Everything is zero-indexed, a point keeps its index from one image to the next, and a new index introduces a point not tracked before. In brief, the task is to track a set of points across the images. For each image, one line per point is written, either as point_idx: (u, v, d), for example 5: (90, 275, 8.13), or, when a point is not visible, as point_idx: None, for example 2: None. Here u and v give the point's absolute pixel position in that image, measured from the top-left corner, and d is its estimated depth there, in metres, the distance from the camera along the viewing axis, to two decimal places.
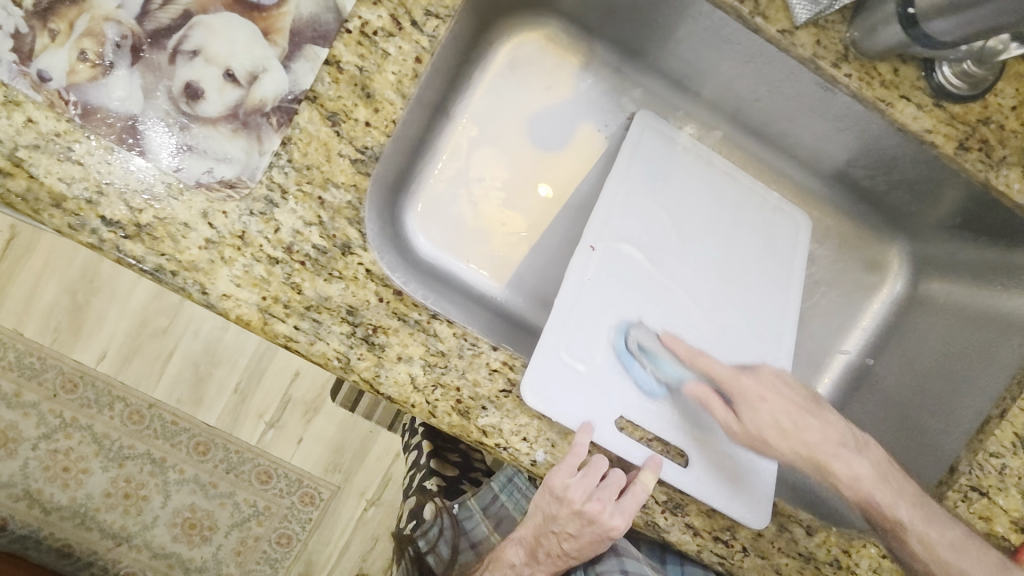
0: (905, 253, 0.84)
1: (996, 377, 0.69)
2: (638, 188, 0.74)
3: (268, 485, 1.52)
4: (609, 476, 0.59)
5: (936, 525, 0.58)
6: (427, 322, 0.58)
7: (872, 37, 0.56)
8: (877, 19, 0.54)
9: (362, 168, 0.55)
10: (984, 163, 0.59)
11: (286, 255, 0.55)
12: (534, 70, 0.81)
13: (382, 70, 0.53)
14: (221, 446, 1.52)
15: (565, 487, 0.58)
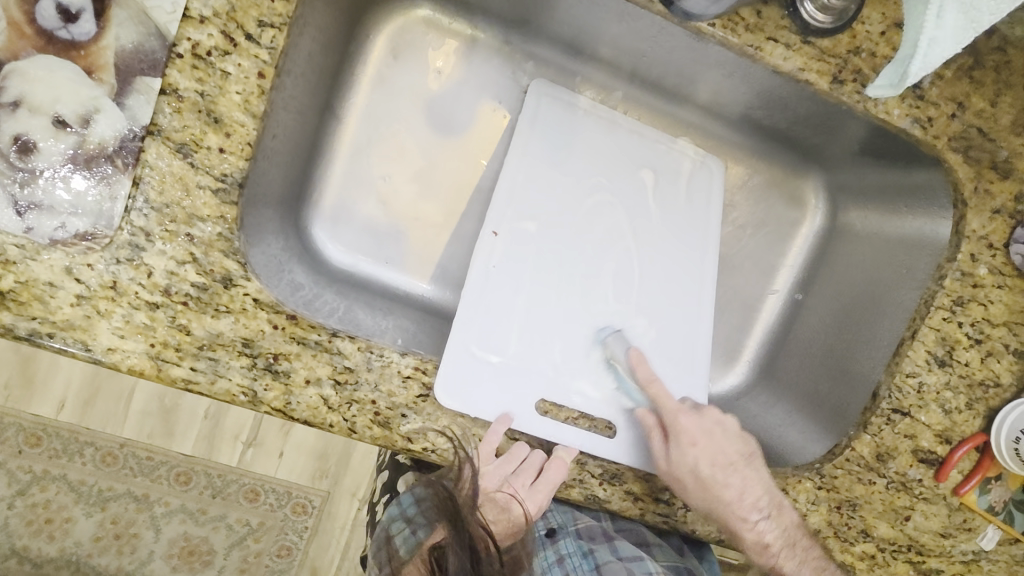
0: (820, 186, 0.83)
1: (912, 298, 0.69)
2: (537, 163, 0.71)
3: (256, 503, 1.51)
4: (530, 459, 0.60)
5: None
6: (329, 342, 0.57)
7: None
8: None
9: (225, 197, 0.52)
10: (861, 93, 0.58)
11: (165, 297, 0.53)
12: (419, 53, 0.76)
13: (225, 91, 0.50)
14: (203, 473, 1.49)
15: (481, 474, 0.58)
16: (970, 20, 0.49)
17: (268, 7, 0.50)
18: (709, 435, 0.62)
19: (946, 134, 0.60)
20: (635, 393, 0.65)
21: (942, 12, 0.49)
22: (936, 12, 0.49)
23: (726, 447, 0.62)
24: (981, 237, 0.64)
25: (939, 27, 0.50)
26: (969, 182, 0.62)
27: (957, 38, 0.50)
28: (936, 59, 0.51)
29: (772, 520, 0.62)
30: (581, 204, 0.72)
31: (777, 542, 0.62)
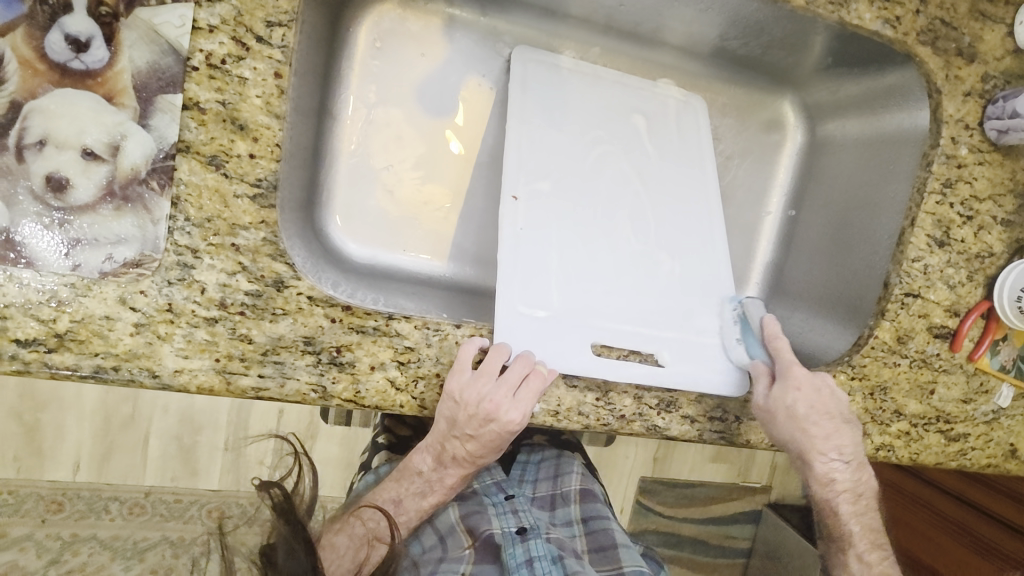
0: (796, 105, 0.88)
1: (900, 189, 0.74)
2: (537, 126, 0.74)
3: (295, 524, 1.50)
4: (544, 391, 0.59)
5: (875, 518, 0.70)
6: (386, 325, 0.58)
7: None
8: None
9: (263, 202, 0.53)
10: (834, 3, 0.63)
11: (221, 311, 0.54)
12: (401, 39, 0.77)
13: (246, 96, 0.51)
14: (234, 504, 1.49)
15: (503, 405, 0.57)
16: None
17: (272, 7, 0.51)
18: (818, 391, 0.63)
19: (914, 30, 0.65)
20: (756, 346, 0.67)
21: None
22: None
23: (822, 389, 0.64)
24: (958, 120, 0.69)
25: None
26: (940, 71, 0.67)
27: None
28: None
29: (850, 467, 0.66)
30: (586, 157, 0.74)
31: (845, 483, 0.67)
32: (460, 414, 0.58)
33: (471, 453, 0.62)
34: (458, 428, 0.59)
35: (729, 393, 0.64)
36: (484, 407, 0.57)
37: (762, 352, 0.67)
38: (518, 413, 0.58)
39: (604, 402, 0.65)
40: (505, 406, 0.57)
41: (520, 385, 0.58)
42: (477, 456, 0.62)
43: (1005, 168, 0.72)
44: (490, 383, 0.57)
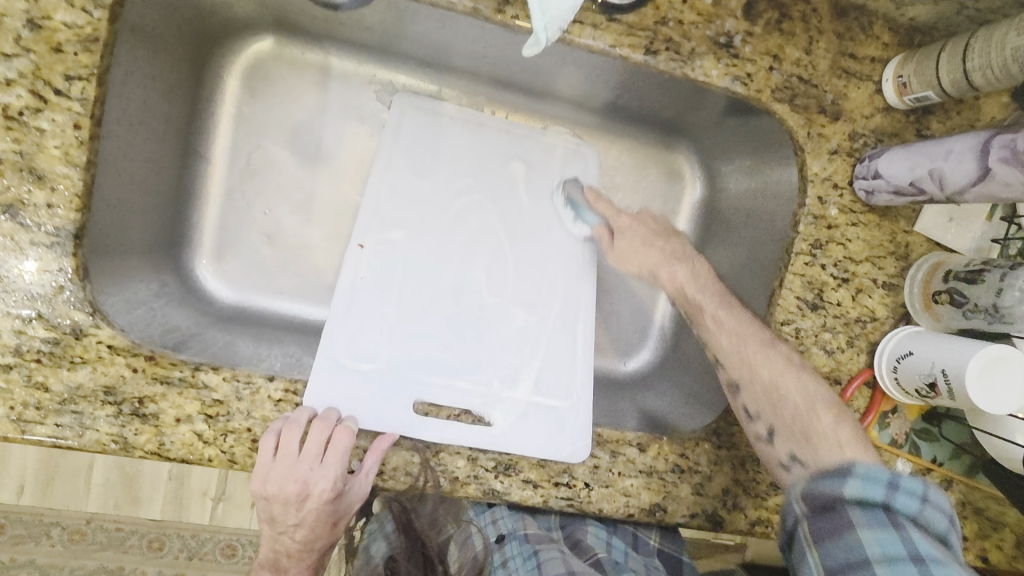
0: (693, 157, 0.85)
1: (775, 246, 0.70)
2: (400, 173, 0.73)
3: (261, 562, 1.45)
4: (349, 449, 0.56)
5: (804, 379, 0.58)
6: (193, 377, 0.57)
7: None
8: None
9: (62, 251, 0.53)
10: (676, 60, 0.61)
11: (18, 357, 0.53)
12: (274, 87, 0.77)
13: (43, 147, 0.51)
14: (176, 536, 1.44)
15: (309, 478, 0.54)
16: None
17: (72, 61, 0.51)
18: (633, 248, 0.68)
19: (768, 86, 0.63)
20: (588, 214, 0.74)
21: None
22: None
23: (646, 226, 0.70)
24: (825, 179, 0.65)
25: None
26: (801, 128, 0.64)
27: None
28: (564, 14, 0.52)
29: (724, 314, 0.63)
30: (449, 206, 0.73)
31: (728, 333, 0.61)
32: (273, 507, 0.55)
33: (306, 541, 0.57)
34: (283, 520, 0.55)
35: (601, 242, 0.71)
36: (291, 489, 0.53)
37: (594, 219, 0.74)
38: (330, 482, 0.54)
39: (432, 463, 0.60)
40: (314, 480, 0.54)
41: (320, 450, 0.55)
42: (314, 542, 0.58)
43: (883, 230, 0.68)
44: (290, 462, 0.53)
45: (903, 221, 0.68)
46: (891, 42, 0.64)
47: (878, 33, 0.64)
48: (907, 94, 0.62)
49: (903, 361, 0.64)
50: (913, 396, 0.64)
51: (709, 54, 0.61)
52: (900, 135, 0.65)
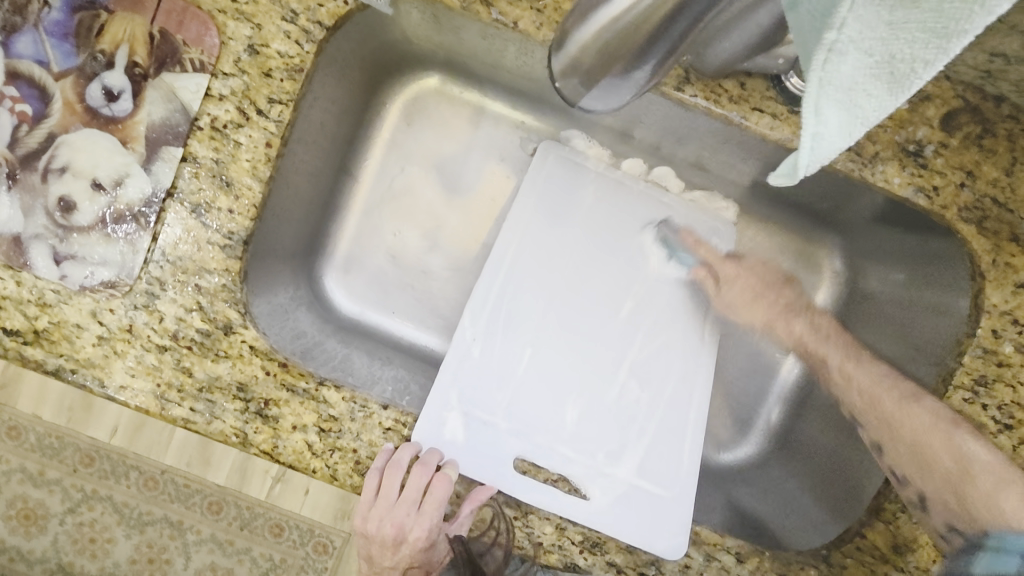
0: (838, 252, 0.79)
1: (930, 372, 0.64)
2: (536, 221, 0.73)
3: (325, 557, 1.39)
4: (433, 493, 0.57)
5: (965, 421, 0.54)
6: (316, 390, 0.59)
7: (588, 99, 0.44)
8: (586, 74, 0.42)
9: (231, 252, 0.57)
10: (856, 161, 0.58)
11: (173, 341, 0.58)
12: (430, 119, 0.80)
13: (236, 159, 0.56)
14: (234, 504, 1.39)
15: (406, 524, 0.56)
16: (855, 118, 0.27)
17: (277, 86, 0.56)
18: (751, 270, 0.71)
19: (955, 204, 0.58)
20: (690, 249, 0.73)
21: (818, 107, 0.27)
22: (813, 96, 0.27)
23: (759, 275, 0.71)
24: (1004, 312, 0.59)
25: (822, 117, 0.28)
26: (986, 254, 0.58)
27: (845, 135, 0.28)
28: (831, 155, 0.28)
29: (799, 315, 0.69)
30: (596, 255, 0.73)
31: (807, 335, 0.68)
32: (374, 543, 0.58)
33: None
34: (379, 560, 0.59)
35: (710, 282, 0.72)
36: (388, 530, 0.57)
37: (691, 259, 0.74)
38: (423, 532, 0.56)
39: (522, 524, 0.59)
40: (409, 525, 0.56)
41: (420, 499, 0.57)
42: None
43: None
44: (390, 507, 0.56)
45: None
46: None
47: None
48: None
49: None
50: None
51: (894, 160, 0.57)
52: None
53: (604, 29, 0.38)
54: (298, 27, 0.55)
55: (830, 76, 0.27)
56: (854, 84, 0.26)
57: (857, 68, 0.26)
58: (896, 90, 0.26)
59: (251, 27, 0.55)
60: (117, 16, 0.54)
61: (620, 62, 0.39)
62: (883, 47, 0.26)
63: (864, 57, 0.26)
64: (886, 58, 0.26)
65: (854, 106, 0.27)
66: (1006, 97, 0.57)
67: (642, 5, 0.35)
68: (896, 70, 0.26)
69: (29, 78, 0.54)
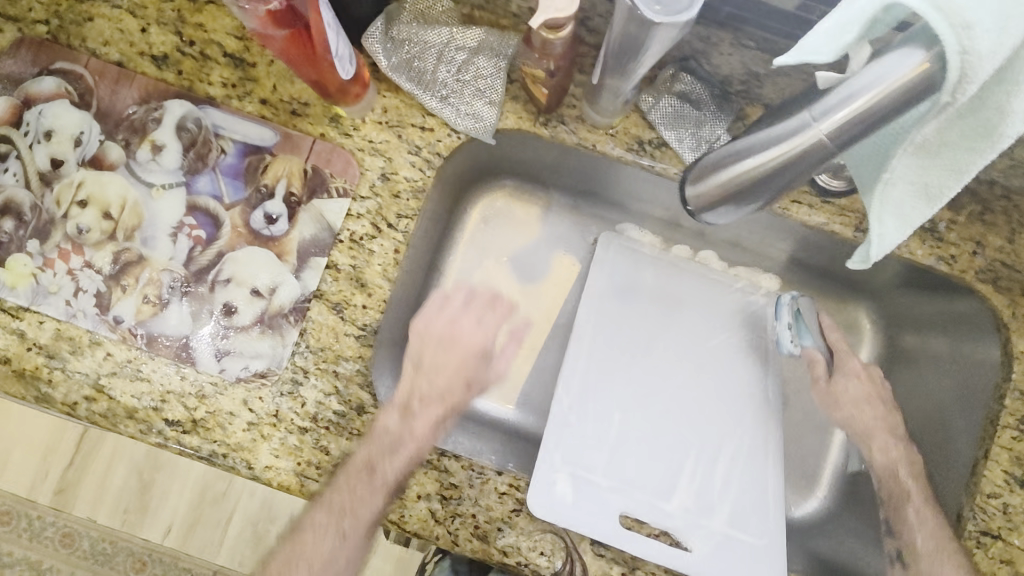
0: (874, 314, 0.88)
1: (977, 418, 0.71)
2: (607, 303, 0.83)
3: None
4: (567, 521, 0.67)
5: None
6: (438, 460, 0.67)
7: (704, 215, 0.54)
8: (710, 203, 0.52)
9: (365, 341, 0.67)
10: None
11: (312, 423, 0.66)
12: (502, 220, 0.93)
13: (370, 264, 0.68)
14: None
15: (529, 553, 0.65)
16: (906, 223, 0.46)
17: (404, 204, 0.68)
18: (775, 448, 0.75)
19: (971, 268, 0.69)
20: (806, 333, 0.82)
21: (879, 216, 0.46)
22: (876, 211, 0.46)
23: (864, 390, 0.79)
24: None
25: (882, 224, 0.46)
26: (1005, 308, 0.68)
27: (899, 233, 0.46)
28: (893, 245, 0.47)
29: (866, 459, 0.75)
30: (663, 328, 0.84)
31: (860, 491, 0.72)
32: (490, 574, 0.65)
33: None
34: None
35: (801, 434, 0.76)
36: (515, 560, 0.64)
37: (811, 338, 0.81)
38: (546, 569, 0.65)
39: None
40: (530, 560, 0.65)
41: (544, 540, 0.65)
42: None
43: None
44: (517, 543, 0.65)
45: None
46: None
47: None
48: None
49: None
50: None
51: (915, 236, 0.69)
52: None
53: (732, 178, 0.48)
54: (422, 157, 0.69)
55: (885, 198, 0.45)
56: (903, 203, 0.45)
57: (905, 194, 0.44)
58: (932, 203, 0.44)
59: (384, 160, 0.69)
60: (279, 157, 0.68)
61: (742, 195, 0.49)
62: (920, 180, 0.43)
63: (909, 187, 0.44)
64: (925, 187, 0.44)
65: (905, 215, 0.46)
66: (998, 181, 0.69)
67: (762, 168, 0.45)
68: (930, 193, 0.44)
69: (206, 209, 0.67)
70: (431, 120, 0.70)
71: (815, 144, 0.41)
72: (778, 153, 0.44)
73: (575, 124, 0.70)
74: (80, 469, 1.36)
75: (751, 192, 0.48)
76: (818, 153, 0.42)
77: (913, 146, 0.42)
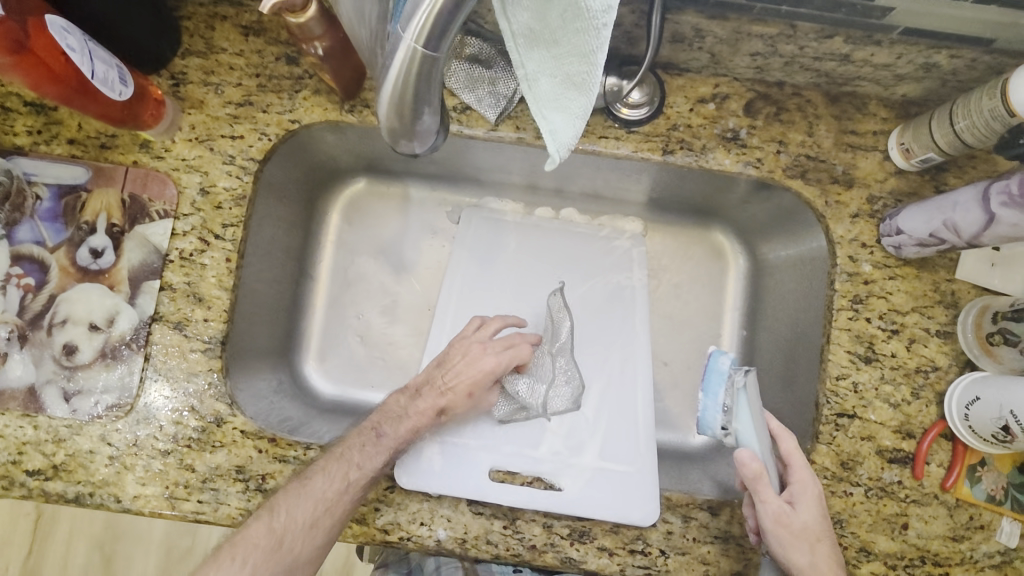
0: (732, 235, 0.92)
1: (821, 303, 0.74)
2: (471, 275, 0.88)
3: None
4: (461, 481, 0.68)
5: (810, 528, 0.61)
6: (305, 455, 0.67)
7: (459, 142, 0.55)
8: (399, 132, 0.50)
9: (213, 353, 0.68)
10: (690, 155, 0.72)
11: (174, 444, 0.66)
12: (370, 217, 0.95)
13: (204, 277, 0.69)
14: None
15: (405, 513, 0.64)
16: (572, 115, 0.39)
17: (227, 213, 0.70)
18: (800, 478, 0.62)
19: (779, 166, 0.71)
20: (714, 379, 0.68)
21: (543, 114, 0.39)
22: (536, 110, 0.39)
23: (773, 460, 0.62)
24: (852, 240, 0.71)
25: (550, 122, 0.39)
26: (818, 198, 0.71)
27: (572, 126, 0.39)
28: (571, 143, 0.39)
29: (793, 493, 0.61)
30: (531, 285, 0.88)
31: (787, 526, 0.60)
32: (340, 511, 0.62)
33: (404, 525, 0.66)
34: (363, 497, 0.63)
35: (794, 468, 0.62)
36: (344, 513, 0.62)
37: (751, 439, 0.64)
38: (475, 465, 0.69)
39: (512, 530, 0.66)
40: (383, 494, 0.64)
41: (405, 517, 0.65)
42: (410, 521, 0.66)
43: (924, 280, 0.70)
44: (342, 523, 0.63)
45: (943, 270, 0.70)
46: (889, 116, 0.72)
47: (874, 111, 0.72)
48: (912, 157, 0.69)
49: (972, 408, 0.64)
50: (993, 443, 0.63)
51: (719, 147, 0.71)
52: (917, 193, 0.71)
53: (388, 103, 0.45)
54: (237, 165, 0.70)
55: (536, 94, 0.38)
56: (555, 95, 0.38)
57: (553, 85, 0.38)
58: (584, 90, 0.37)
59: (200, 175, 0.70)
60: (95, 192, 0.69)
61: (414, 114, 0.47)
62: (559, 70, 0.37)
63: (552, 79, 0.38)
64: (563, 77, 0.37)
65: (567, 104, 0.38)
66: (786, 80, 0.72)
67: (396, 87, 0.43)
68: (575, 78, 0.37)
69: (31, 256, 0.68)
70: (239, 127, 0.71)
71: (414, 51, 0.40)
72: (400, 61, 0.41)
73: None
74: (38, 557, 1.30)
75: (415, 108, 0.46)
76: (421, 69, 0.41)
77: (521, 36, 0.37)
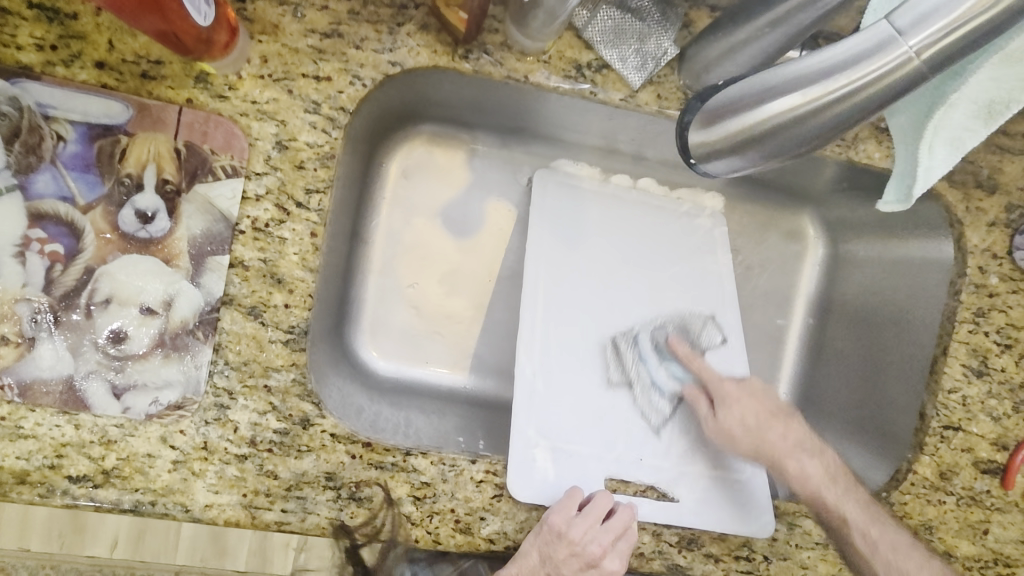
0: (817, 220, 0.86)
1: (931, 313, 0.73)
2: (557, 252, 0.77)
3: None
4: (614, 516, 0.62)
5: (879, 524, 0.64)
6: (404, 461, 0.60)
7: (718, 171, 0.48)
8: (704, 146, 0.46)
9: (295, 345, 0.57)
10: (841, 145, 0.68)
11: (251, 448, 0.57)
12: (427, 172, 0.83)
13: (284, 254, 0.57)
14: None
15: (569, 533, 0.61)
16: (954, 149, 0.43)
17: (312, 176, 0.57)
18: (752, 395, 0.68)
19: None
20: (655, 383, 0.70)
21: (933, 146, 0.43)
22: (929, 142, 0.43)
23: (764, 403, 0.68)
24: (984, 250, 0.69)
25: (933, 154, 0.43)
26: (959, 203, 0.69)
27: (948, 162, 0.44)
28: (930, 183, 0.44)
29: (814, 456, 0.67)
30: (620, 265, 0.79)
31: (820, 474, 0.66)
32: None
33: None
34: None
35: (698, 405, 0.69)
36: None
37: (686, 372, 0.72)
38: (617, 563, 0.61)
39: None
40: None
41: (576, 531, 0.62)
42: None
43: None
44: None
45: None
46: None
47: None
48: None
49: None
50: None
51: None
52: None
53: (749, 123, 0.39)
54: (323, 115, 0.57)
55: (944, 124, 0.42)
56: (959, 128, 0.43)
57: (964, 115, 0.42)
58: (988, 122, 0.42)
59: (276, 124, 0.56)
60: (139, 137, 0.54)
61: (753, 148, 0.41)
62: (983, 97, 0.42)
63: (968, 107, 0.42)
64: (985, 104, 0.42)
65: (956, 140, 0.43)
66: None
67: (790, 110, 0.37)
68: (991, 109, 0.42)
69: (55, 217, 0.53)
70: (326, 66, 0.56)
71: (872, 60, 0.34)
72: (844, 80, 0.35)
73: (501, 54, 0.59)
74: None
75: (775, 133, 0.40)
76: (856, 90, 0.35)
77: (999, 53, 0.40)
